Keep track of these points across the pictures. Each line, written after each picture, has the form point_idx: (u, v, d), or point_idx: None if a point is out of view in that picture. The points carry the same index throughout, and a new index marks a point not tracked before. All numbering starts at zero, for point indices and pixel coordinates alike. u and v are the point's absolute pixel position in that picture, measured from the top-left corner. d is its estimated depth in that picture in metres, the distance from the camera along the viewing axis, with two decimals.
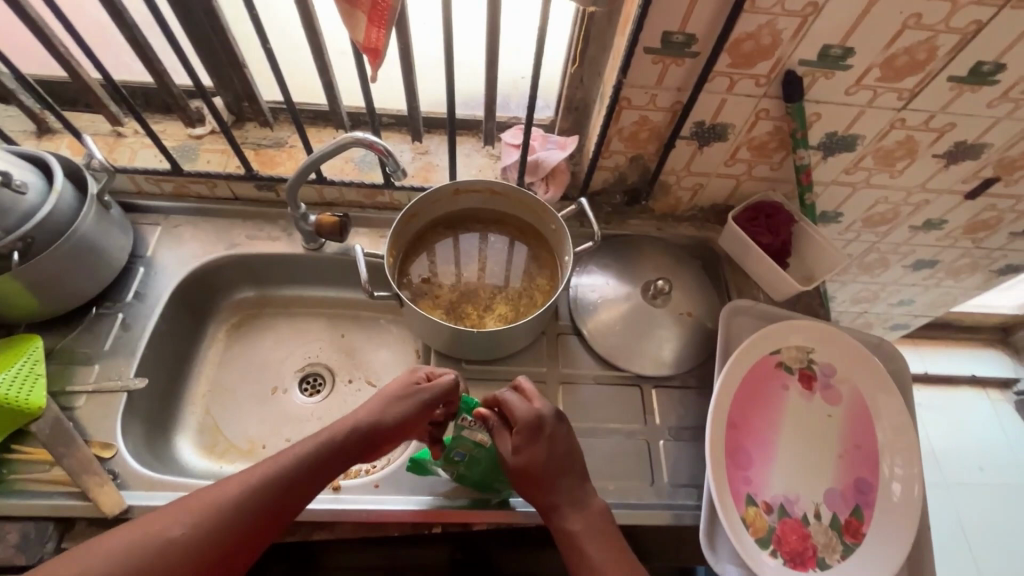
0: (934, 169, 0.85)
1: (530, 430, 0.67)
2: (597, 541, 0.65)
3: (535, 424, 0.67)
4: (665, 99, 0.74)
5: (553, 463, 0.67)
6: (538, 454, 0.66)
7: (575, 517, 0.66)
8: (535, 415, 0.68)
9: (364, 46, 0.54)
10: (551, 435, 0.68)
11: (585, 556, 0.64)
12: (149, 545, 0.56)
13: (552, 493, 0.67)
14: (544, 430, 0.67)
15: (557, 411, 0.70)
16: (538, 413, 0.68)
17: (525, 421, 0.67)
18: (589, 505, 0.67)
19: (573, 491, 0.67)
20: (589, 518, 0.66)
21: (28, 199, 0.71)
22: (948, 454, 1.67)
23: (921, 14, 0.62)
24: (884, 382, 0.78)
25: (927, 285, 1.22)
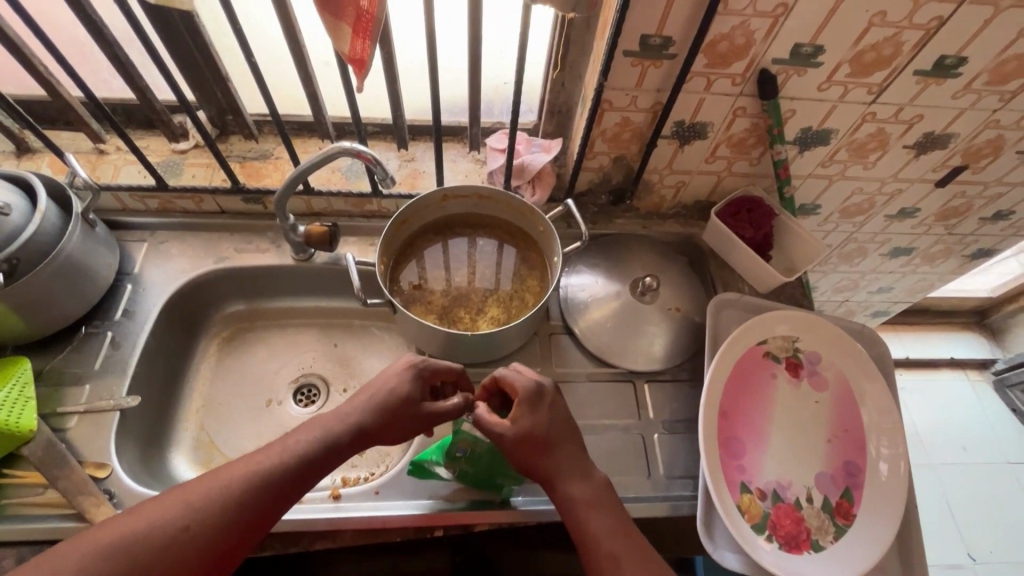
0: (905, 160, 0.88)
1: (531, 399, 0.68)
2: (600, 507, 0.65)
3: (536, 395, 0.69)
4: (645, 100, 0.76)
5: (554, 432, 0.68)
6: (540, 423, 0.67)
7: (578, 484, 0.66)
8: (536, 385, 0.69)
9: (350, 57, 0.55)
10: (551, 406, 0.69)
11: (587, 522, 0.64)
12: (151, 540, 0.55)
13: (554, 461, 0.66)
14: (545, 399, 0.69)
15: (555, 384, 0.72)
16: (538, 384, 0.70)
17: (527, 391, 0.68)
18: (590, 473, 0.68)
19: (574, 459, 0.67)
20: (593, 486, 0.67)
21: (12, 220, 0.71)
22: (933, 435, 1.72)
23: (885, 12, 0.65)
24: (867, 367, 0.80)
25: (904, 272, 1.25)
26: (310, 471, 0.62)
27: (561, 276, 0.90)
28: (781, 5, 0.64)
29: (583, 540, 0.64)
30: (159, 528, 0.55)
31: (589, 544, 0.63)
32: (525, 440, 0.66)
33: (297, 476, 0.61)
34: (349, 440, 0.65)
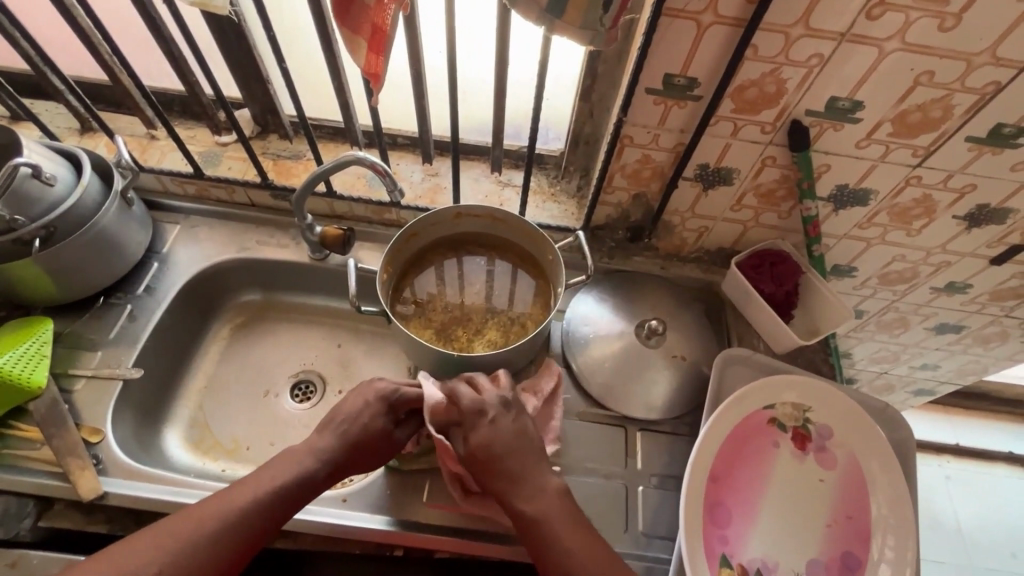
0: (956, 232, 0.81)
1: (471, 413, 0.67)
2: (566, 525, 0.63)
3: (478, 410, 0.67)
4: (668, 140, 0.74)
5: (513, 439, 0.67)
6: (487, 440, 0.66)
7: (529, 500, 0.64)
8: (478, 401, 0.68)
9: (366, 71, 0.56)
10: (493, 419, 0.67)
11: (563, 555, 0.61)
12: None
13: (510, 472, 0.65)
14: (487, 413, 0.67)
15: (502, 399, 0.69)
16: (483, 401, 0.68)
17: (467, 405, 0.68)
18: (543, 488, 0.65)
19: (521, 475, 0.65)
20: (543, 500, 0.64)
21: (56, 190, 0.76)
22: (977, 535, 1.54)
23: (933, 71, 0.61)
24: (884, 454, 0.73)
25: (953, 351, 1.14)
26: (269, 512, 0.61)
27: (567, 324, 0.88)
28: (815, 55, 0.61)
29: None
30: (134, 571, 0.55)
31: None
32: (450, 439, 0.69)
33: (261, 512, 0.60)
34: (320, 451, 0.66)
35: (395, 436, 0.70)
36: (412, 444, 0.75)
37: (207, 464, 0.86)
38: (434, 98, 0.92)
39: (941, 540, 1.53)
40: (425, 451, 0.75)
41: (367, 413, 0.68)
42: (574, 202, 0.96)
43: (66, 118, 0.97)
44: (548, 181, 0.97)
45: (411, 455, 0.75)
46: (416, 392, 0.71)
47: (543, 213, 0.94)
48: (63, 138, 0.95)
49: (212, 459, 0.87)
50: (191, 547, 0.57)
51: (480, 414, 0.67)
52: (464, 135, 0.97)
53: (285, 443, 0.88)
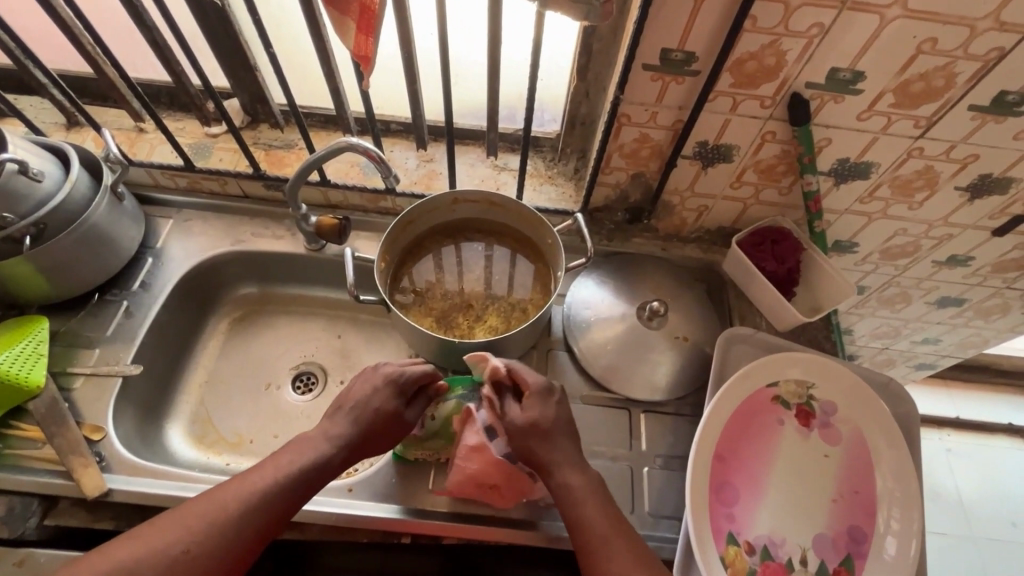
0: (958, 203, 0.80)
1: (540, 397, 0.68)
2: (597, 504, 0.63)
3: (546, 391, 0.69)
4: (666, 117, 0.73)
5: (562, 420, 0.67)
6: (547, 418, 0.67)
7: (576, 476, 0.64)
8: (545, 384, 0.69)
9: (356, 54, 0.55)
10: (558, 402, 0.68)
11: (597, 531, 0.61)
12: (156, 566, 0.54)
13: (558, 451, 0.65)
14: (552, 398, 0.68)
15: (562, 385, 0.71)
16: (548, 384, 0.70)
17: (537, 388, 0.68)
18: (587, 466, 0.66)
19: (571, 452, 0.66)
20: (587, 477, 0.65)
21: (44, 186, 0.74)
22: (978, 506, 1.56)
23: (936, 38, 0.59)
24: (888, 427, 0.73)
25: (954, 325, 1.14)
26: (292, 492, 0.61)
27: (569, 311, 0.87)
28: (815, 25, 0.59)
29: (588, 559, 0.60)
30: (158, 553, 0.55)
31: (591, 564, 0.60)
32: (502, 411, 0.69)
33: (282, 497, 0.60)
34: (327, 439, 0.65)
35: (406, 417, 0.68)
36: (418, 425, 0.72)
37: (211, 459, 0.86)
38: (426, 82, 0.90)
39: (942, 512, 1.55)
40: (431, 433, 0.73)
41: (377, 396, 0.67)
42: (571, 184, 0.94)
43: (51, 112, 0.95)
44: (545, 164, 0.95)
45: (418, 437, 0.73)
46: (420, 370, 0.70)
47: (541, 197, 0.93)
48: (50, 134, 0.93)
49: (216, 453, 0.86)
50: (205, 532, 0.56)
51: (543, 396, 0.68)
52: (458, 119, 0.95)
53: (288, 435, 0.88)
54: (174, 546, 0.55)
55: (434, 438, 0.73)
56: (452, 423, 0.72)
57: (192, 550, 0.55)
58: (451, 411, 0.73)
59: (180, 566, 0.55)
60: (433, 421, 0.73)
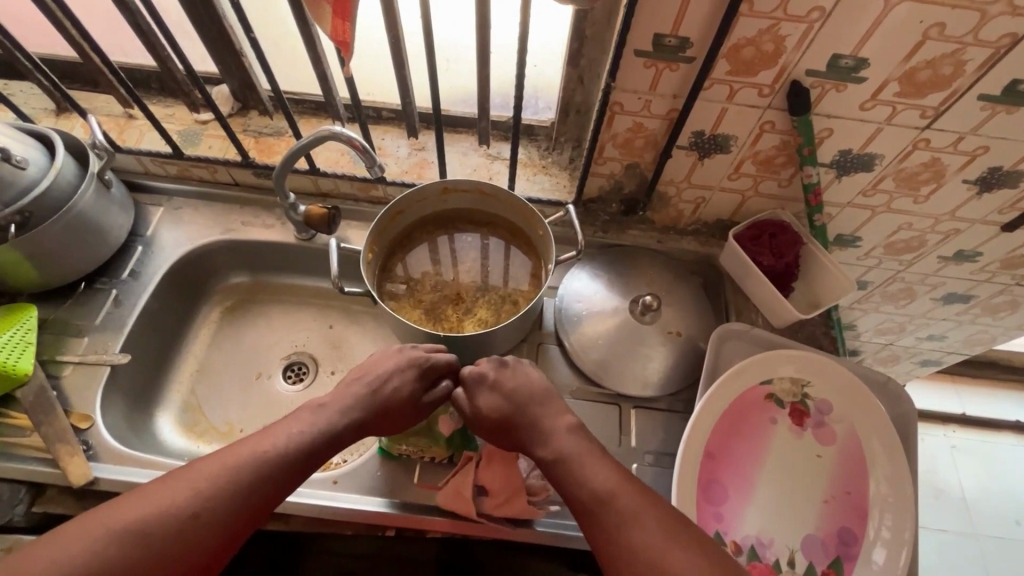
0: (966, 197, 0.77)
1: (473, 385, 0.68)
2: (591, 464, 0.59)
3: (480, 379, 0.68)
4: (660, 106, 0.70)
5: (525, 390, 0.68)
6: (499, 402, 0.67)
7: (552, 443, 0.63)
8: (476, 371, 0.69)
9: (334, 39, 0.52)
10: (495, 381, 0.68)
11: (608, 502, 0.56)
12: (171, 525, 0.52)
13: (531, 425, 0.65)
14: (487, 379, 0.68)
15: (500, 359, 0.70)
16: (482, 369, 0.69)
17: (469, 379, 0.69)
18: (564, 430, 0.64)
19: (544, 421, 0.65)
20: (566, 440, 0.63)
21: (28, 173, 0.74)
22: (981, 504, 1.54)
23: (945, 23, 0.56)
24: (884, 429, 0.71)
25: (960, 321, 1.11)
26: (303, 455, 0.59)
27: (560, 302, 0.86)
28: (816, 9, 0.56)
29: (606, 546, 0.55)
30: (173, 509, 0.52)
31: (608, 552, 0.54)
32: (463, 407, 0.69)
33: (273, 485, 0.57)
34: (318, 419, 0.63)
35: (398, 402, 0.68)
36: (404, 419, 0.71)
37: (201, 448, 0.86)
38: (415, 67, 0.88)
39: (944, 509, 1.53)
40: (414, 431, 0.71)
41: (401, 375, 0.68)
42: (565, 174, 0.92)
43: (41, 98, 0.94)
44: (539, 153, 0.93)
45: (403, 432, 0.71)
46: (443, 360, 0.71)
47: (534, 187, 0.91)
48: (39, 120, 0.92)
49: (206, 442, 0.86)
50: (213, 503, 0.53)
51: (483, 383, 0.68)
52: (450, 107, 0.93)
53: None
54: (189, 503, 0.53)
55: (418, 435, 0.71)
56: (438, 425, 0.71)
57: (205, 508, 0.53)
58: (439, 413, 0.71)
59: (194, 524, 0.52)
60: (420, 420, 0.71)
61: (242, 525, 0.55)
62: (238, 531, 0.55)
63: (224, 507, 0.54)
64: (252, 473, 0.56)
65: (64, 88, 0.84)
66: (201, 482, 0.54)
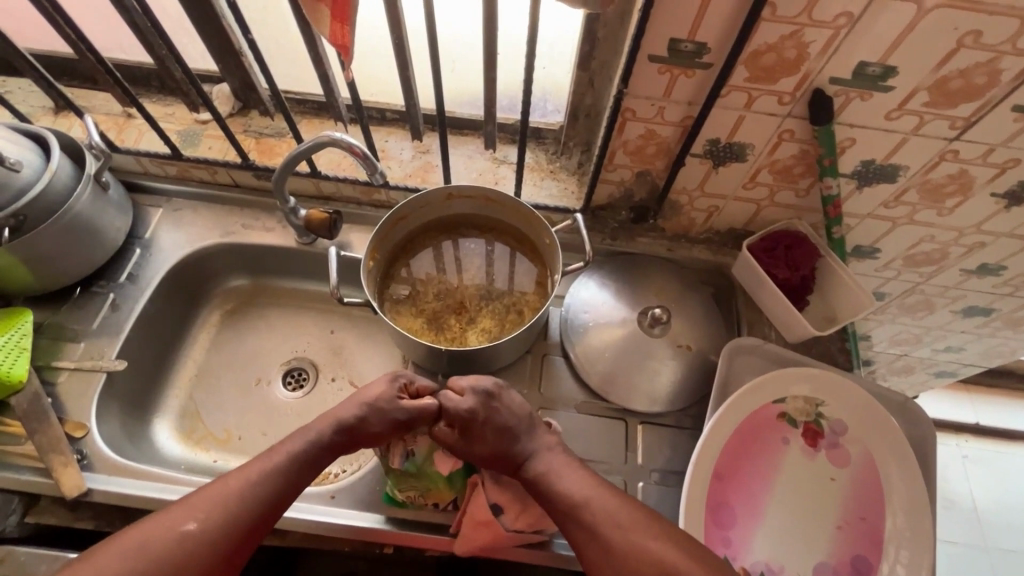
0: (993, 210, 0.74)
1: (463, 425, 0.64)
2: (572, 473, 0.62)
3: (469, 418, 0.64)
4: (674, 113, 0.67)
5: (514, 419, 0.65)
6: (491, 438, 0.64)
7: (538, 455, 0.64)
8: (465, 410, 0.65)
9: (332, 42, 0.50)
10: (485, 421, 0.64)
11: (583, 512, 0.58)
12: (161, 544, 0.52)
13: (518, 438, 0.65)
14: (476, 420, 0.64)
15: (487, 393, 0.66)
16: (471, 405, 0.65)
17: (457, 418, 0.65)
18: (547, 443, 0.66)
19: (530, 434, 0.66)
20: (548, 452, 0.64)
21: (23, 176, 0.72)
22: (994, 517, 1.50)
23: (981, 31, 0.53)
24: (903, 453, 0.69)
25: (980, 334, 1.07)
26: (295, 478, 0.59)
27: (567, 310, 0.83)
28: (843, 14, 0.53)
29: (588, 553, 0.56)
30: (166, 530, 0.52)
31: (592, 559, 0.56)
32: (450, 438, 0.66)
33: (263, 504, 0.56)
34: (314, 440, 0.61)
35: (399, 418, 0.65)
36: (401, 457, 0.67)
37: (199, 455, 0.84)
38: (420, 68, 0.85)
39: (956, 521, 1.50)
40: (413, 469, 0.67)
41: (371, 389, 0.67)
42: (574, 180, 0.89)
43: (39, 96, 0.92)
44: (546, 157, 0.90)
45: (400, 473, 0.67)
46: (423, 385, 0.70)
47: (541, 192, 0.88)
48: (37, 118, 0.91)
49: (204, 449, 0.85)
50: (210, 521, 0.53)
51: (471, 423, 0.64)
52: (455, 109, 0.90)
53: (277, 433, 0.86)
54: (183, 523, 0.53)
55: (416, 475, 0.67)
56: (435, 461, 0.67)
57: (198, 530, 0.53)
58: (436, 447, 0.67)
59: (186, 545, 0.52)
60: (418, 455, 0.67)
61: (232, 552, 0.54)
62: (227, 559, 0.54)
63: (217, 529, 0.53)
64: (245, 496, 0.56)
65: (61, 86, 0.82)
66: (196, 503, 0.54)
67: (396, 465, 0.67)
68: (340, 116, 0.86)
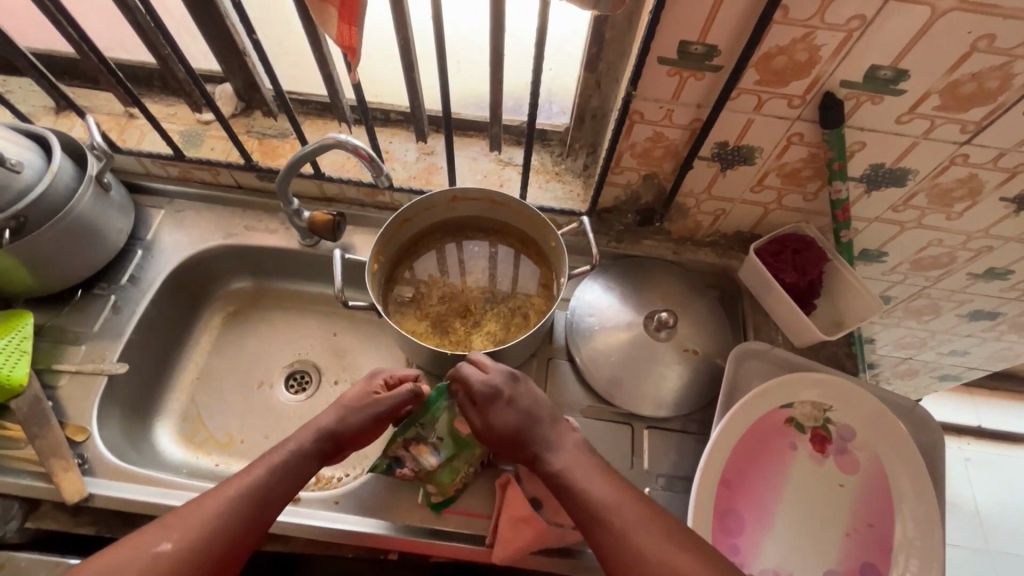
0: (1002, 215, 0.73)
1: (485, 400, 0.63)
2: (591, 473, 0.59)
3: (492, 393, 0.63)
4: (683, 116, 0.67)
5: (536, 405, 0.65)
6: (510, 418, 0.63)
7: (554, 451, 0.61)
8: (490, 385, 0.63)
9: (339, 44, 0.49)
10: (509, 399, 0.63)
11: (598, 510, 0.55)
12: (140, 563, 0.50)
13: (536, 431, 0.63)
14: (501, 395, 0.63)
15: (511, 373, 0.65)
16: (494, 382, 0.64)
17: (480, 392, 0.63)
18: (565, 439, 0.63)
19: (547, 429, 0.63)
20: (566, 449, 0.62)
21: (24, 177, 0.71)
22: (996, 520, 1.50)
23: (995, 35, 0.52)
24: (912, 460, 0.68)
25: (985, 338, 1.07)
26: (282, 485, 0.58)
27: (572, 312, 0.83)
28: (856, 17, 0.53)
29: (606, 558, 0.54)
30: (140, 552, 0.50)
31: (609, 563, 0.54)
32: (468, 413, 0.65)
33: (261, 514, 0.56)
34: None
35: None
36: (432, 454, 0.68)
37: (201, 459, 0.84)
38: (425, 69, 0.85)
39: (959, 524, 1.50)
40: (448, 452, 0.68)
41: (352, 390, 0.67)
42: (579, 182, 0.89)
43: (40, 96, 0.92)
44: (552, 159, 0.90)
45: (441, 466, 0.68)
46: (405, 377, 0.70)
47: (546, 195, 0.87)
48: (38, 118, 0.90)
49: (206, 453, 0.84)
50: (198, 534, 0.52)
51: (493, 399, 0.63)
52: (460, 110, 0.90)
53: (279, 437, 0.85)
54: (158, 543, 0.51)
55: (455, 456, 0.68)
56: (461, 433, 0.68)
57: (174, 548, 0.51)
58: (451, 421, 0.68)
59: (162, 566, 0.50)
60: (441, 440, 0.68)
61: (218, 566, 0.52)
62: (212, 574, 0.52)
63: (196, 546, 0.52)
64: (226, 511, 0.54)
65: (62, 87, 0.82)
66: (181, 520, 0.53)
67: (432, 462, 0.68)
68: (345, 118, 0.86)
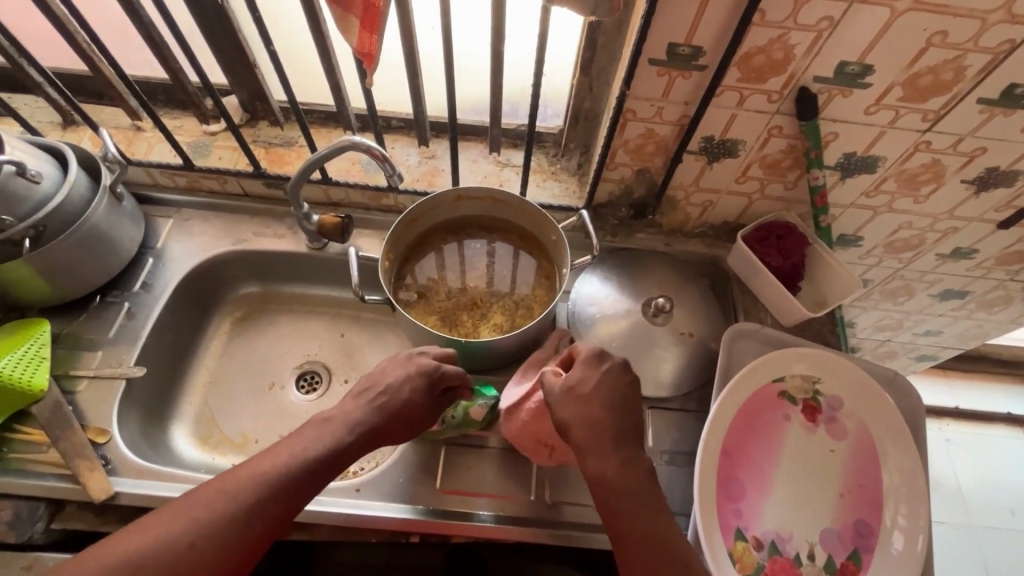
0: (963, 197, 0.80)
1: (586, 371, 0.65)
2: (637, 495, 0.59)
3: (598, 358, 0.66)
4: (672, 113, 0.72)
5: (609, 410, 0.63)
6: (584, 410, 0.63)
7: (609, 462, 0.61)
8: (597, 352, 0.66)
9: (359, 51, 0.53)
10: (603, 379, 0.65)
11: (622, 506, 0.59)
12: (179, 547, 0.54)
13: (596, 437, 0.62)
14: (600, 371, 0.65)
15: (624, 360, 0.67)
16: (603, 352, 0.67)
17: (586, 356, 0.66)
18: (624, 452, 0.62)
19: (610, 438, 0.62)
20: (622, 460, 0.61)
21: (43, 188, 0.73)
22: (978, 495, 1.57)
23: (946, 31, 0.59)
24: (896, 424, 0.73)
25: (956, 317, 1.14)
26: (317, 474, 0.60)
27: (573, 302, 0.87)
28: (825, 18, 0.59)
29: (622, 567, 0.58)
30: (184, 533, 0.54)
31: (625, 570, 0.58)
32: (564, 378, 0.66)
33: (290, 497, 0.58)
34: (348, 431, 0.63)
35: (431, 409, 0.67)
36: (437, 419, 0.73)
37: (217, 459, 0.85)
38: (427, 77, 0.89)
39: (943, 502, 1.56)
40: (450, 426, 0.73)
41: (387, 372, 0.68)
42: (574, 180, 0.94)
43: (46, 111, 0.94)
44: (547, 160, 0.95)
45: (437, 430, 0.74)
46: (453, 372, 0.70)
47: (544, 193, 0.92)
48: (45, 133, 0.92)
49: (222, 453, 0.86)
50: (228, 519, 0.55)
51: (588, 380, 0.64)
52: (460, 115, 0.94)
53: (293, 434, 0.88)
54: (201, 524, 0.55)
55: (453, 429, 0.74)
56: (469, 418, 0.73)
57: (217, 537, 0.55)
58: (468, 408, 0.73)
59: (205, 553, 0.54)
60: (453, 418, 0.73)
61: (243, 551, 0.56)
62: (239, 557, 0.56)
63: (226, 534, 0.55)
64: (262, 495, 0.57)
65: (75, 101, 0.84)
66: (214, 504, 0.56)
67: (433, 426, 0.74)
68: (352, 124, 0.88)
